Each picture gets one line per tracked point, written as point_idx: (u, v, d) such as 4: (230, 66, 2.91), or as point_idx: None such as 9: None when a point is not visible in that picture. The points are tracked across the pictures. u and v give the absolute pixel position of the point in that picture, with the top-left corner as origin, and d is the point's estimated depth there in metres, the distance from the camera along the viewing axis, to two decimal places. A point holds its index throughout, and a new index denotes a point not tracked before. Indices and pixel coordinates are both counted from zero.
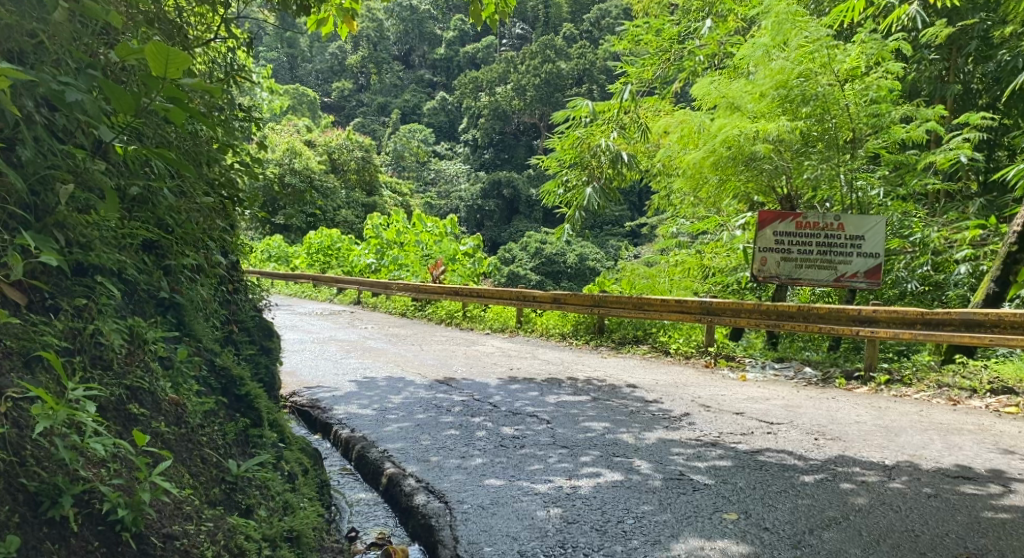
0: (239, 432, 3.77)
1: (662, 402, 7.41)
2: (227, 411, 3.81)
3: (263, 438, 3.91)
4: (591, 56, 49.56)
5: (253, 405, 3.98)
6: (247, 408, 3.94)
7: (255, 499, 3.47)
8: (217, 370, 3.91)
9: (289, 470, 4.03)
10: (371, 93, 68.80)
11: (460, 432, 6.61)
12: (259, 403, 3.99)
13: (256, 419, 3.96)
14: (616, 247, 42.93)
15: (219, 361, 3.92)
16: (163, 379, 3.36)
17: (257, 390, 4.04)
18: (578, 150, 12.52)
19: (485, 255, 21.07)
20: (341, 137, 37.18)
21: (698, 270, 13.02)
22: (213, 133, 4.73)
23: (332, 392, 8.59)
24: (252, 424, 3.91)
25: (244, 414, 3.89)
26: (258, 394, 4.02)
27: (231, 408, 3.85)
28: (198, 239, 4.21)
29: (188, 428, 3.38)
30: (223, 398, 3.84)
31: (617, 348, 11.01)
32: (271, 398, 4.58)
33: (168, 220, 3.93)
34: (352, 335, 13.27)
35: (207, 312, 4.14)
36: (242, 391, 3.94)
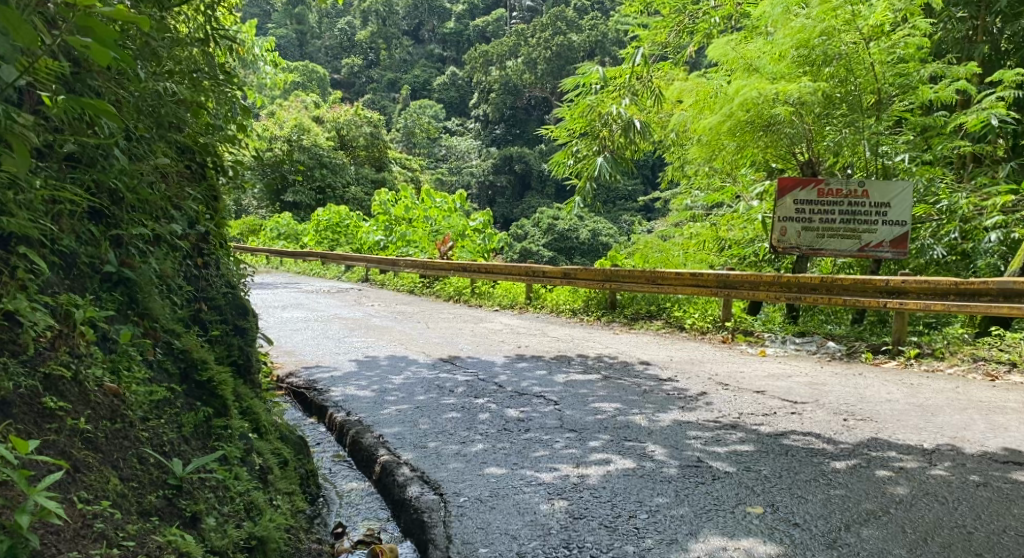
0: (200, 423, 3.38)
1: (677, 381, 6.97)
2: (187, 398, 3.42)
3: (229, 429, 3.51)
4: (603, 27, 48.80)
5: (217, 392, 3.57)
6: (210, 396, 3.54)
7: (206, 504, 3.06)
8: (174, 354, 3.50)
9: (260, 465, 3.62)
10: (381, 69, 68.11)
11: (462, 415, 6.20)
12: (225, 390, 3.59)
13: (220, 409, 3.54)
14: (628, 221, 42.32)
15: (177, 344, 3.53)
16: (96, 365, 2.99)
17: (222, 375, 3.64)
18: (589, 119, 11.93)
19: (496, 232, 20.61)
20: (349, 112, 36.26)
21: (714, 242, 12.50)
22: (177, 92, 4.29)
23: (331, 372, 8.20)
24: (215, 414, 3.51)
25: (207, 402, 3.49)
26: (223, 380, 3.62)
27: (190, 396, 3.45)
28: (155, 209, 3.79)
29: (125, 420, 2.99)
30: (180, 385, 3.44)
31: (629, 324, 10.55)
32: (247, 385, 4.18)
33: (118, 187, 3.52)
34: (356, 313, 12.87)
35: (166, 288, 3.74)
36: (203, 376, 3.54)
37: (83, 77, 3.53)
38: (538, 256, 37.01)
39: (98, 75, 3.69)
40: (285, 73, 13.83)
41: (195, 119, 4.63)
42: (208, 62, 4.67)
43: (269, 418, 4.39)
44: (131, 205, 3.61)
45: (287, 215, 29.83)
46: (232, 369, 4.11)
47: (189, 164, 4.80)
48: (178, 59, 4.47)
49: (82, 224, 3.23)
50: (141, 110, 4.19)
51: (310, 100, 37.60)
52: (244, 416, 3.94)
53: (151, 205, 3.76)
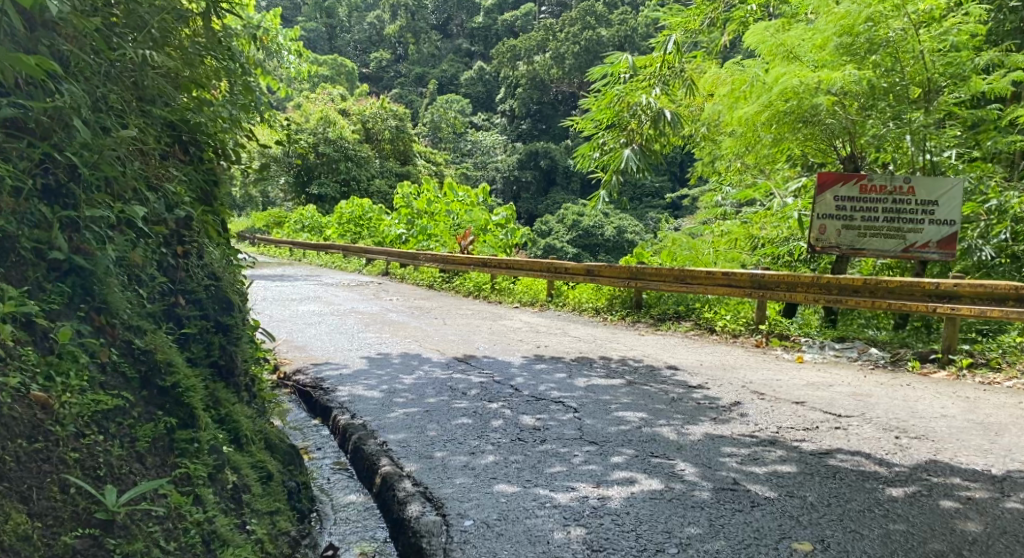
0: (160, 437, 3.06)
1: (708, 388, 6.44)
2: (144, 408, 3.08)
3: (197, 444, 3.18)
4: (633, 22, 48.23)
5: (183, 401, 3.23)
6: (174, 404, 3.20)
7: (145, 541, 2.75)
8: (133, 356, 3.14)
9: (231, 484, 3.26)
10: (409, 63, 67.88)
11: (474, 421, 5.73)
12: (192, 398, 3.24)
13: (186, 419, 3.21)
14: (655, 218, 41.72)
15: (137, 344, 3.16)
16: (17, 370, 2.67)
17: (191, 381, 3.29)
18: (617, 109, 11.32)
19: (519, 228, 20.01)
20: (375, 105, 35.84)
21: (746, 241, 11.87)
22: (160, 62, 3.93)
23: (341, 370, 7.76)
24: (180, 424, 3.18)
25: (169, 412, 3.16)
26: (191, 387, 3.27)
27: (149, 405, 3.11)
28: (124, 188, 3.38)
29: (48, 439, 2.67)
30: (139, 392, 3.09)
31: (656, 325, 10.01)
32: (227, 388, 3.78)
33: (79, 164, 3.10)
34: (373, 308, 12.43)
35: (130, 280, 3.34)
36: (167, 382, 3.19)
37: (45, 38, 3.18)
38: (562, 252, 36.53)
39: (68, 36, 3.33)
40: (307, 62, 13.43)
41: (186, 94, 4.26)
42: (206, 36, 4.34)
43: (254, 425, 3.97)
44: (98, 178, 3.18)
45: (311, 207, 29.51)
46: (212, 372, 3.70)
47: (179, 143, 4.41)
48: (166, 27, 4.12)
49: (28, 202, 2.89)
50: (120, 82, 3.85)
51: (336, 93, 37.33)
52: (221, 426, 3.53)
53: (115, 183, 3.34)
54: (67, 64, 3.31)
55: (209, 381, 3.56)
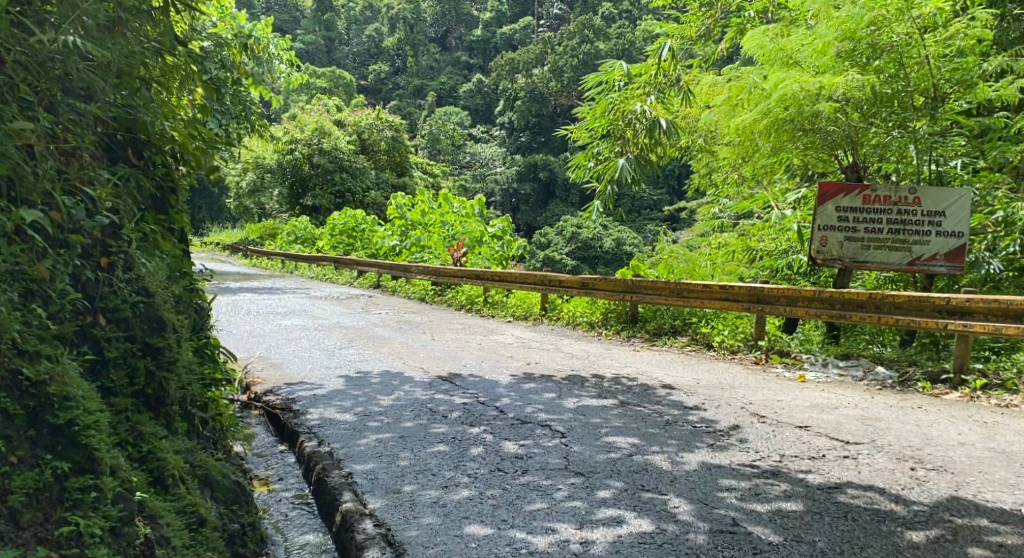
0: (48, 485, 2.81)
1: (705, 410, 5.99)
2: (29, 449, 2.83)
3: (92, 492, 2.91)
4: (631, 35, 48.21)
5: (80, 442, 2.95)
6: (68, 446, 2.92)
7: None
8: (18, 391, 2.86)
9: (140, 538, 3.01)
10: (408, 76, 67.68)
11: (451, 448, 5.30)
12: (90, 438, 2.97)
13: (84, 463, 2.94)
14: (654, 231, 41.35)
15: (24, 374, 2.87)
16: None
17: (91, 417, 3.01)
18: (612, 117, 10.69)
19: (516, 239, 19.54)
20: (371, 116, 35.45)
21: (744, 253, 11.40)
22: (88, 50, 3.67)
23: (316, 390, 7.29)
24: (74, 470, 2.91)
25: (61, 455, 2.89)
26: (90, 424, 2.99)
27: (36, 446, 2.86)
28: (32, 196, 3.40)
29: None
30: (23, 431, 2.84)
31: (651, 340, 9.54)
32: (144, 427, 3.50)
33: None
34: (360, 322, 11.96)
35: (25, 295, 3.26)
36: (59, 419, 2.91)
37: None
38: (560, 265, 36.18)
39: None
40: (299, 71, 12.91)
41: (126, 89, 4.03)
42: (162, 32, 4.11)
43: (186, 459, 3.84)
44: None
45: (304, 219, 29.06)
46: (133, 400, 3.70)
47: (129, 145, 4.26)
48: (108, 17, 3.86)
49: None
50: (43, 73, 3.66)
51: (333, 104, 36.97)
52: (141, 464, 3.42)
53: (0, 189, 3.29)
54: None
55: (131, 411, 3.52)
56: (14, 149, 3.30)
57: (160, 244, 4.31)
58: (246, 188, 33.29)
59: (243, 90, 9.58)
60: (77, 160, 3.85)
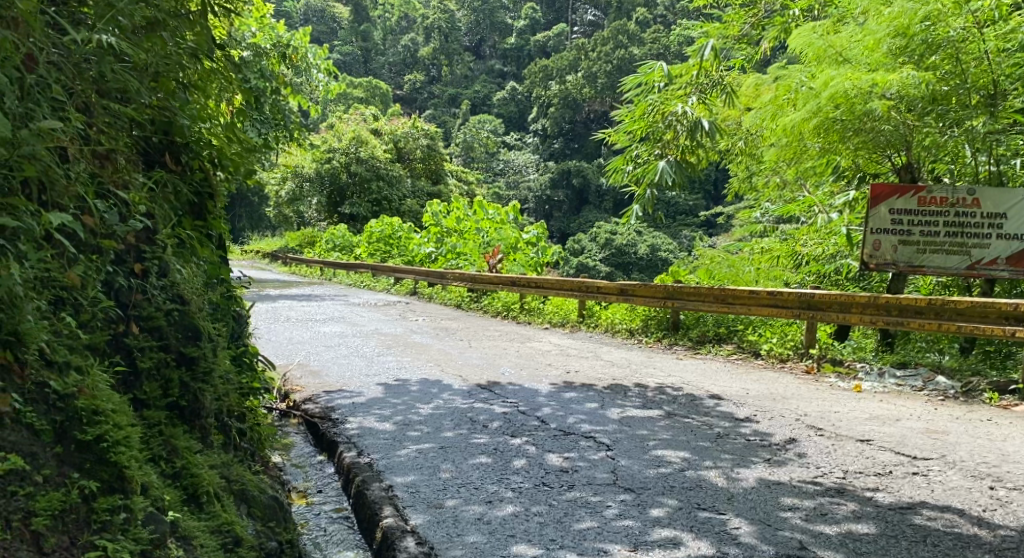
0: (73, 508, 2.58)
1: (758, 422, 5.70)
2: (56, 467, 2.61)
3: (120, 513, 2.69)
4: (667, 39, 47.80)
5: (108, 459, 2.74)
6: (96, 463, 2.71)
7: None
8: (42, 404, 2.67)
9: None
10: (442, 85, 67.87)
11: (492, 460, 5.08)
12: (119, 454, 2.76)
13: (112, 482, 2.72)
14: (691, 236, 40.85)
15: (52, 387, 2.70)
16: None
17: (121, 433, 2.82)
18: (651, 120, 10.24)
19: (551, 245, 19.27)
20: (406, 124, 35.45)
21: (789, 258, 10.99)
22: (123, 50, 3.61)
23: (353, 398, 7.12)
24: (103, 489, 2.69)
25: (89, 473, 2.67)
26: (120, 440, 2.80)
27: (63, 464, 2.64)
28: (64, 199, 3.27)
29: None
30: (49, 448, 2.62)
31: (695, 348, 9.24)
32: (174, 442, 3.32)
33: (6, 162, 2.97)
34: (397, 329, 11.80)
35: (55, 303, 3.09)
36: (87, 435, 2.71)
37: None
38: (595, 271, 35.86)
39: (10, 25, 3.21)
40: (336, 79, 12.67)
41: (162, 91, 4.02)
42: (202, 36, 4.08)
43: (221, 474, 3.66)
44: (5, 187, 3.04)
45: (342, 227, 29.10)
46: (168, 412, 3.47)
47: (166, 150, 4.31)
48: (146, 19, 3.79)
49: None
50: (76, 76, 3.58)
51: (369, 113, 37.06)
52: (174, 481, 3.22)
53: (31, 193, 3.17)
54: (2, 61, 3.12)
55: (164, 424, 3.33)
56: (44, 151, 3.11)
57: (197, 249, 4.26)
58: (283, 197, 33.44)
59: (283, 98, 9.51)
60: (112, 163, 3.82)
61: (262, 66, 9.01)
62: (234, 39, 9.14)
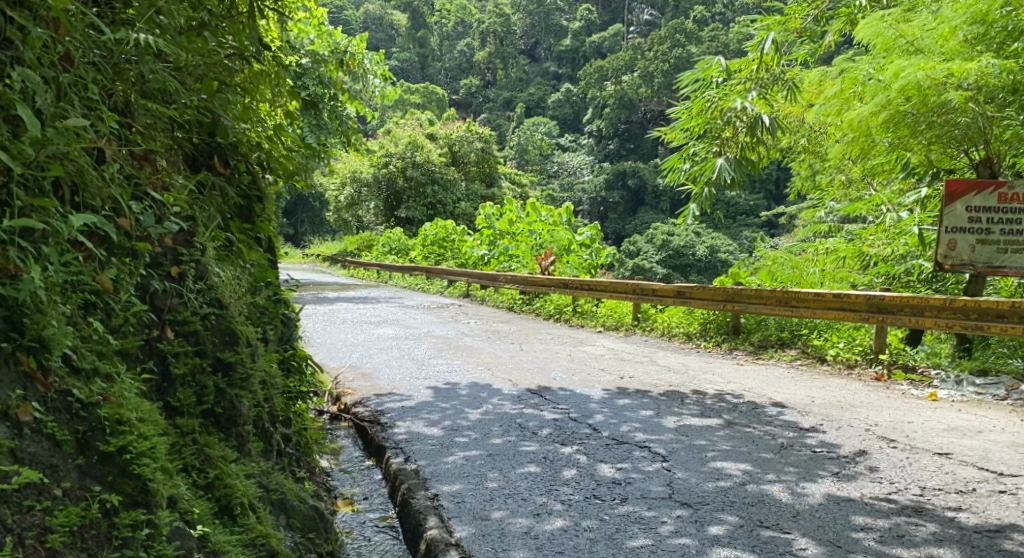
0: (93, 523, 2.45)
1: (825, 433, 5.38)
2: (77, 480, 2.48)
3: (143, 529, 2.55)
4: (725, 37, 46.92)
5: (131, 472, 2.61)
6: (119, 476, 2.58)
7: None
8: (65, 412, 2.54)
9: None
10: (497, 87, 67.88)
11: (542, 470, 4.87)
12: (143, 467, 2.62)
13: (136, 496, 2.59)
14: (751, 237, 40.00)
15: (75, 395, 2.57)
16: None
17: (146, 444, 2.68)
18: (708, 117, 9.91)
19: (605, 246, 18.93)
20: (461, 127, 35.42)
21: (856, 259, 10.55)
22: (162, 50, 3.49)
23: (402, 402, 6.98)
24: (126, 503, 2.56)
25: (111, 486, 2.54)
26: (144, 452, 2.66)
27: (85, 477, 2.51)
28: (101, 202, 3.12)
29: None
30: (71, 460, 2.49)
31: (756, 353, 8.88)
32: (206, 451, 3.16)
33: (40, 164, 2.84)
34: (449, 332, 11.65)
35: (85, 307, 2.88)
36: (110, 446, 2.58)
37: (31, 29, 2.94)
38: (651, 273, 35.35)
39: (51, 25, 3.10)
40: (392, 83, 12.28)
41: (204, 93, 3.93)
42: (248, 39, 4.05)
43: (259, 483, 3.52)
44: (35, 188, 2.86)
45: (397, 230, 29.20)
46: (203, 419, 3.27)
47: (214, 153, 4.17)
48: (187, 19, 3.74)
49: None
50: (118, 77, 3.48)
51: (424, 117, 37.15)
52: (207, 492, 3.07)
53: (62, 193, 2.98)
54: (42, 60, 3.06)
55: (198, 432, 3.18)
56: (78, 152, 2.99)
57: (245, 253, 4.21)
58: (341, 201, 33.71)
59: (339, 102, 9.53)
60: (152, 165, 3.64)
61: (320, 72, 9.08)
62: (293, 46, 9.23)
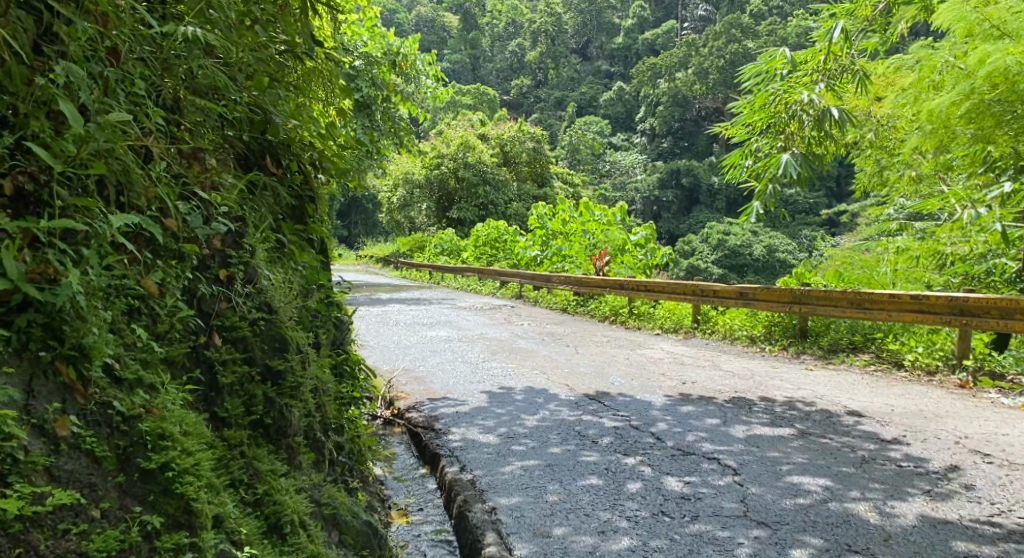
0: (133, 548, 2.26)
1: (909, 445, 5.03)
2: (117, 499, 2.29)
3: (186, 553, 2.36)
4: (782, 32, 45.96)
5: (174, 491, 2.41)
6: (161, 496, 2.38)
7: None
8: (105, 426, 2.35)
9: None
10: (548, 87, 67.67)
11: (605, 483, 4.60)
12: (186, 487, 2.43)
13: (179, 518, 2.39)
14: (809, 237, 39.14)
15: (116, 408, 2.38)
16: None
17: (190, 460, 2.48)
18: (772, 111, 9.61)
19: (660, 246, 18.51)
20: (512, 128, 35.23)
21: (932, 258, 10.09)
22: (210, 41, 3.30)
23: (456, 407, 6.77)
24: (168, 525, 2.37)
25: (152, 507, 2.35)
26: (188, 469, 2.46)
27: (125, 496, 2.32)
28: (148, 202, 2.93)
29: None
30: (111, 477, 2.30)
31: (826, 358, 8.47)
32: (253, 465, 2.96)
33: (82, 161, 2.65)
34: (502, 334, 11.44)
35: (128, 312, 2.68)
36: (152, 463, 2.39)
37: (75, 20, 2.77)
38: (707, 273, 34.78)
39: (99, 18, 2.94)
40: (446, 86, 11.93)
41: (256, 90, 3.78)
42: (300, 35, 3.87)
43: (312, 497, 3.32)
44: (79, 187, 2.66)
45: (450, 231, 29.13)
46: (252, 431, 3.07)
47: (267, 153, 3.98)
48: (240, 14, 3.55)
49: None
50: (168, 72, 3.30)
51: (476, 118, 37.04)
52: (256, 510, 2.88)
53: (108, 192, 2.77)
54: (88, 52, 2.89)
55: (246, 445, 2.99)
56: (123, 148, 2.80)
57: (297, 255, 4.04)
58: (394, 202, 33.79)
59: (392, 104, 9.36)
60: (201, 164, 3.45)
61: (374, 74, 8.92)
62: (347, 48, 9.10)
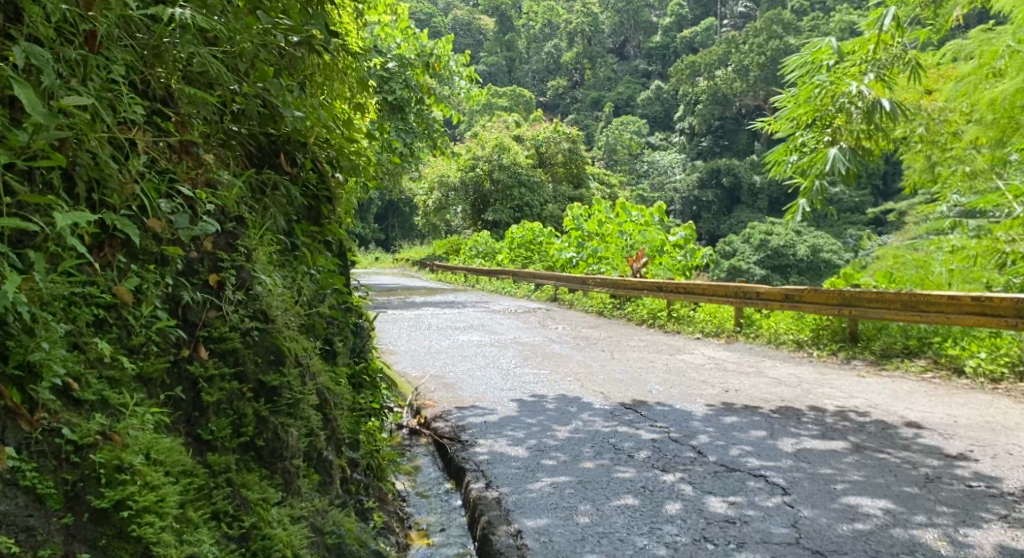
0: None
1: (978, 462, 4.58)
2: (62, 545, 2.06)
3: None
4: (824, 29, 45.03)
5: (130, 534, 2.16)
6: (114, 539, 2.14)
7: None
8: (53, 458, 2.12)
9: None
10: (585, 89, 67.13)
11: (641, 503, 4.23)
12: (143, 530, 2.17)
13: None
14: (854, 236, 38.19)
15: (66, 436, 2.14)
16: None
17: (152, 496, 2.23)
18: (818, 104, 8.99)
19: (700, 247, 17.96)
20: (549, 129, 34.84)
21: (991, 256, 9.50)
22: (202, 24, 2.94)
23: (485, 417, 6.42)
24: None
25: (103, 552, 2.11)
26: (149, 507, 2.21)
27: (72, 540, 2.08)
28: (124, 199, 2.61)
29: None
30: (54, 519, 2.07)
31: (879, 364, 7.96)
32: (240, 493, 2.66)
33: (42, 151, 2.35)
34: (536, 338, 11.05)
35: (94, 324, 2.39)
36: (105, 502, 2.14)
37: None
38: (748, 274, 34.06)
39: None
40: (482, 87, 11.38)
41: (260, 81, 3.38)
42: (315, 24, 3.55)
43: (313, 524, 3.00)
44: (41, 183, 2.39)
45: (486, 233, 28.82)
46: (241, 454, 2.76)
47: (280, 150, 3.67)
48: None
49: None
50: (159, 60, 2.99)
51: (512, 121, 36.69)
52: (242, 543, 2.58)
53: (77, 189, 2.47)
54: (58, 32, 2.57)
55: (234, 471, 2.68)
56: (94, 140, 2.53)
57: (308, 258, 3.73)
58: (429, 205, 33.58)
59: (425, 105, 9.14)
60: (194, 159, 3.07)
61: (407, 77, 9.02)
62: (378, 48, 8.83)
